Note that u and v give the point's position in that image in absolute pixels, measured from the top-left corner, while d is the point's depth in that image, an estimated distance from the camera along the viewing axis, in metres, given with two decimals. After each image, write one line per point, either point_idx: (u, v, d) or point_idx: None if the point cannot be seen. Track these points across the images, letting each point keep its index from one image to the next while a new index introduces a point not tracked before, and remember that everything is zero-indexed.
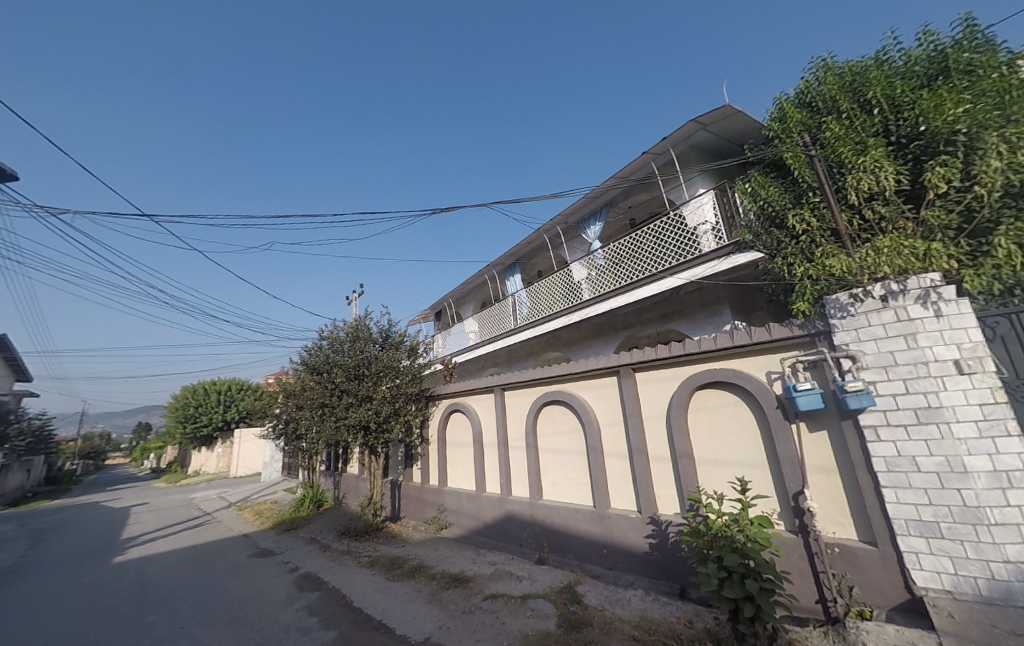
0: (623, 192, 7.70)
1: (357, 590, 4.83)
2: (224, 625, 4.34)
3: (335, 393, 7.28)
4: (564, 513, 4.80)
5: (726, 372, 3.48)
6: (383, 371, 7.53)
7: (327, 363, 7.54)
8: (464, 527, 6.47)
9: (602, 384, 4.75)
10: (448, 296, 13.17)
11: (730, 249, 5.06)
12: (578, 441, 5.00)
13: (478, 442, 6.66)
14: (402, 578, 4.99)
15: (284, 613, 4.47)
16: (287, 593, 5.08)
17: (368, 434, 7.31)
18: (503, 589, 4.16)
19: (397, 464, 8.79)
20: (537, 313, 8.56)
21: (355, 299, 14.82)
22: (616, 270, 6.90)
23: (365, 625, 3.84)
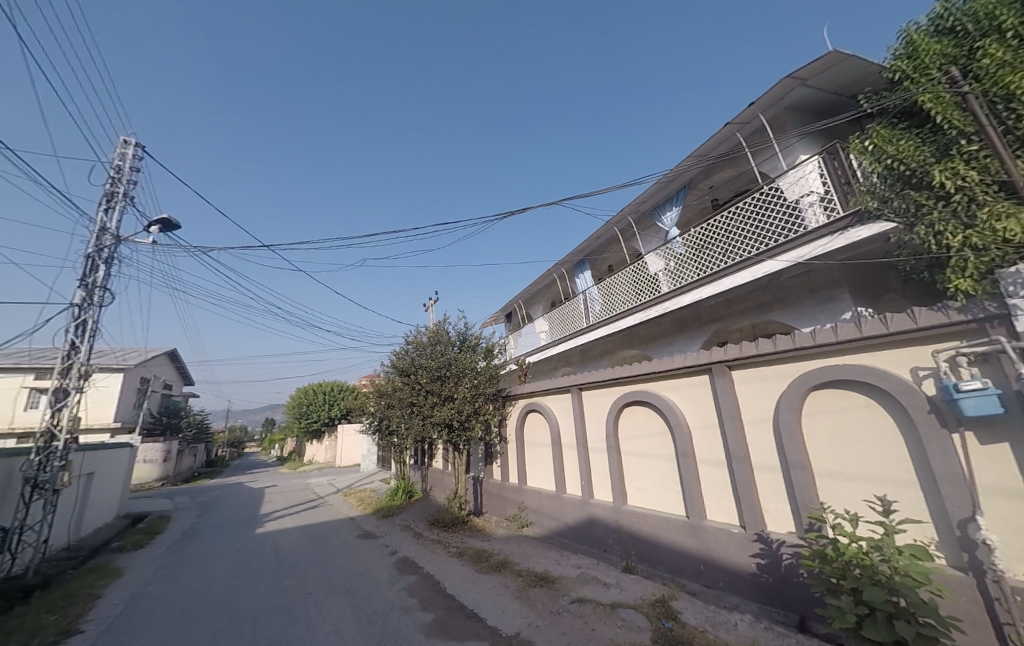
0: (703, 171, 7.02)
1: (450, 578, 5.05)
2: (340, 595, 4.84)
3: (421, 393, 7.74)
4: (654, 522, 4.48)
5: (853, 369, 2.94)
6: (462, 372, 7.81)
7: (412, 365, 8.07)
8: (545, 528, 6.42)
9: (691, 383, 4.35)
10: (518, 296, 13.23)
11: (847, 222, 4.31)
12: (666, 445, 4.65)
13: (557, 442, 6.56)
14: (490, 571, 5.11)
15: (387, 591, 4.85)
16: (389, 573, 5.51)
17: (451, 432, 7.64)
18: (590, 594, 4.01)
19: (478, 461, 9.06)
20: (611, 309, 8.18)
21: (432, 305, 15.77)
22: (699, 258, 6.31)
23: (458, 612, 3.99)
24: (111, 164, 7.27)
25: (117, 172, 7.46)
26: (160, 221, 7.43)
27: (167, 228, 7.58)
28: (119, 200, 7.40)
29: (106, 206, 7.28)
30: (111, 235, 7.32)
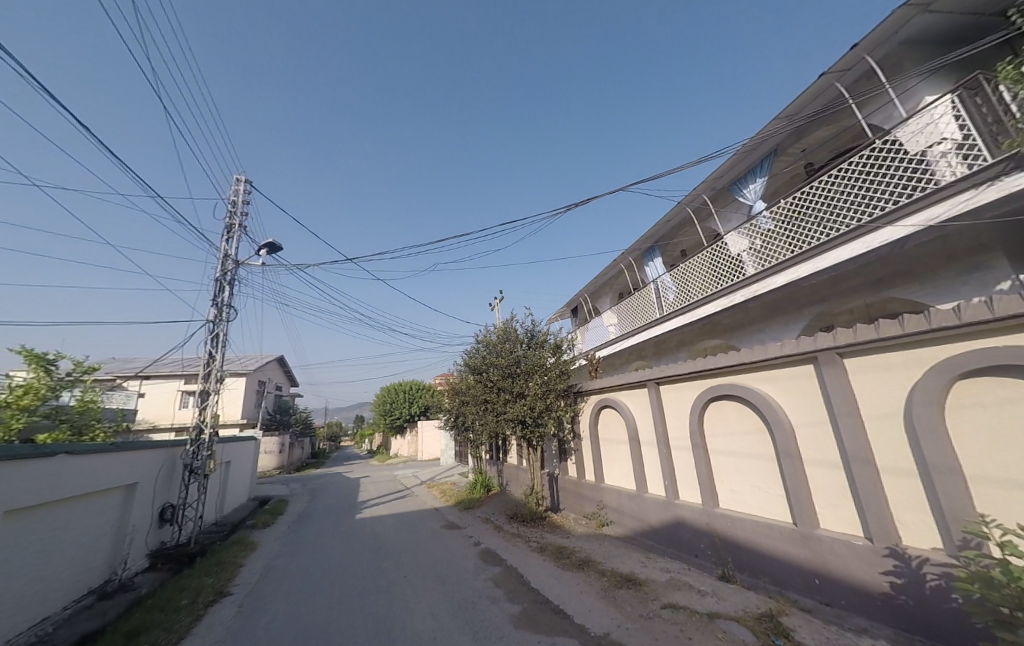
0: (792, 134, 6.20)
1: (533, 572, 5.12)
2: (432, 580, 5.18)
3: (493, 390, 7.97)
4: (754, 529, 4.08)
5: (1019, 352, 2.41)
6: (532, 369, 7.87)
7: (484, 363, 8.33)
8: (627, 528, 6.19)
9: (792, 374, 3.87)
10: (583, 290, 12.93)
11: (998, 172, 3.52)
12: (762, 444, 4.21)
13: (635, 439, 6.29)
14: (573, 568, 5.07)
15: (474, 580, 5.07)
16: (475, 563, 5.76)
17: (525, 428, 7.73)
18: (683, 601, 3.78)
19: (553, 457, 9.06)
20: (687, 297, 7.61)
21: (498, 304, 16.11)
22: (793, 233, 5.58)
23: (545, 607, 4.02)
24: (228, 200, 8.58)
25: (233, 206, 8.79)
26: (266, 245, 8.61)
27: (272, 250, 8.75)
28: (236, 230, 8.71)
29: (226, 236, 8.63)
30: (232, 260, 8.65)
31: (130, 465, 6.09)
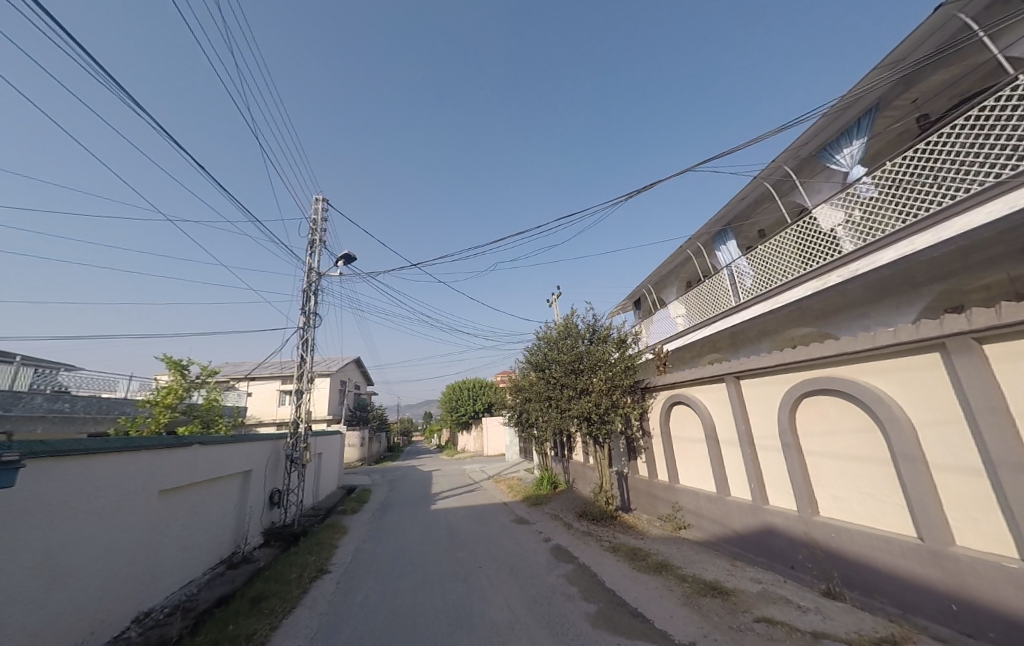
0: (899, 83, 5.32)
1: (607, 571, 5.02)
2: (506, 573, 5.31)
3: (557, 387, 7.93)
4: (865, 541, 3.59)
5: None
6: (595, 365, 7.67)
7: (546, 360, 8.32)
8: (707, 533, 5.78)
9: (909, 364, 3.35)
10: (646, 281, 12.33)
11: None
12: (873, 445, 3.69)
13: (713, 438, 5.87)
14: (649, 571, 4.86)
15: (547, 576, 5.09)
16: (547, 559, 5.79)
17: (591, 425, 7.58)
18: (780, 616, 3.44)
19: (621, 455, 8.78)
20: (767, 282, 6.89)
21: (555, 300, 16.01)
22: (903, 200, 4.80)
23: (622, 609, 3.92)
24: (310, 219, 9.54)
25: (314, 224, 9.76)
26: (343, 256, 9.43)
27: (347, 261, 9.56)
28: (317, 245, 9.65)
29: (310, 251, 9.60)
30: (315, 272, 9.61)
31: (245, 455, 7.07)
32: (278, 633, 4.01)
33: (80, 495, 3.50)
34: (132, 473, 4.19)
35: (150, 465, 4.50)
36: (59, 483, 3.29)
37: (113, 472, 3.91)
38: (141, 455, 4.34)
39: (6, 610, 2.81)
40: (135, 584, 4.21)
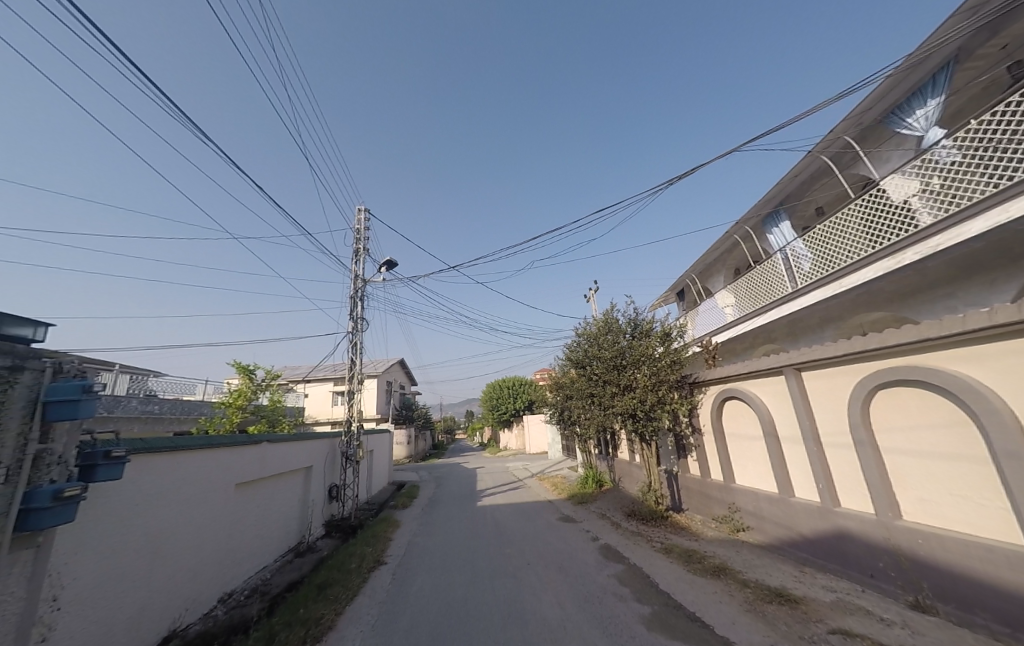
0: (982, 30, 4.68)
1: (660, 573, 4.86)
2: (555, 571, 5.30)
3: (599, 383, 7.80)
4: (961, 550, 3.21)
5: None
6: (639, 361, 7.43)
7: (586, 356, 8.20)
8: (770, 536, 5.43)
9: (1010, 350, 2.97)
10: (689, 271, 11.77)
11: None
12: (966, 442, 3.32)
13: (772, 435, 5.50)
14: (706, 574, 4.65)
15: (598, 575, 5.02)
16: (596, 559, 5.70)
17: (636, 422, 7.38)
18: (859, 628, 3.16)
19: (670, 453, 8.46)
20: (829, 266, 6.34)
21: (593, 296, 15.82)
22: (994, 165, 4.24)
23: (679, 612, 3.78)
24: (354, 228, 10.04)
25: (357, 233, 10.26)
26: (385, 262, 9.84)
27: (389, 267, 9.95)
28: (362, 253, 10.13)
29: (355, 259, 10.10)
30: (361, 279, 10.10)
31: (307, 452, 7.59)
32: (343, 619, 4.26)
33: (174, 487, 3.94)
34: (213, 468, 4.64)
35: (228, 460, 4.96)
36: (157, 476, 3.72)
37: (199, 467, 4.36)
38: (220, 452, 4.80)
39: (120, 586, 3.23)
40: (220, 568, 4.68)
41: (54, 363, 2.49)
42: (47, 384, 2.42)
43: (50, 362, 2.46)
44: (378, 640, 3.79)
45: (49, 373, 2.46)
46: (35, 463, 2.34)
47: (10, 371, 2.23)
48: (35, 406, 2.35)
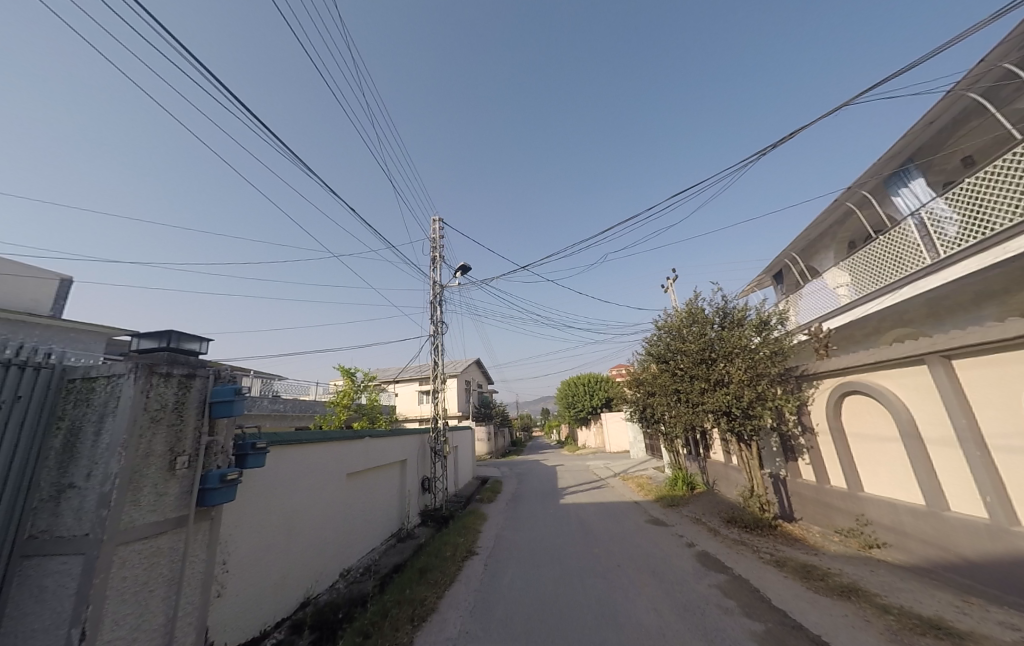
0: None
1: (772, 587, 4.37)
2: (648, 575, 5.06)
3: (685, 379, 7.30)
4: None
5: None
6: (731, 353, 6.76)
7: (669, 351, 7.72)
8: (915, 557, 4.55)
9: None
10: (787, 251, 10.39)
11: None
12: None
13: (913, 436, 4.63)
14: (833, 594, 4.06)
15: (697, 584, 4.68)
16: (693, 566, 5.33)
17: (732, 420, 6.74)
18: None
19: (775, 455, 7.57)
20: (985, 227, 5.13)
21: (672, 285, 14.86)
22: None
23: (799, 634, 3.36)
24: (429, 238, 10.70)
25: (433, 242, 10.91)
26: (460, 268, 10.32)
27: (463, 272, 10.41)
28: (438, 260, 10.75)
29: (433, 267, 10.75)
30: (438, 285, 10.73)
31: (401, 446, 8.28)
32: (443, 603, 4.57)
33: (301, 474, 4.58)
34: (329, 459, 5.30)
35: (340, 453, 5.61)
36: (289, 464, 4.36)
37: (319, 457, 5.02)
38: (333, 445, 5.46)
39: (267, 557, 3.85)
40: (339, 546, 5.34)
41: (214, 371, 3.06)
42: (211, 388, 2.98)
43: (211, 370, 3.03)
44: (476, 626, 3.99)
45: (211, 379, 3.01)
46: (207, 451, 2.91)
47: (186, 378, 2.78)
48: (205, 405, 2.91)
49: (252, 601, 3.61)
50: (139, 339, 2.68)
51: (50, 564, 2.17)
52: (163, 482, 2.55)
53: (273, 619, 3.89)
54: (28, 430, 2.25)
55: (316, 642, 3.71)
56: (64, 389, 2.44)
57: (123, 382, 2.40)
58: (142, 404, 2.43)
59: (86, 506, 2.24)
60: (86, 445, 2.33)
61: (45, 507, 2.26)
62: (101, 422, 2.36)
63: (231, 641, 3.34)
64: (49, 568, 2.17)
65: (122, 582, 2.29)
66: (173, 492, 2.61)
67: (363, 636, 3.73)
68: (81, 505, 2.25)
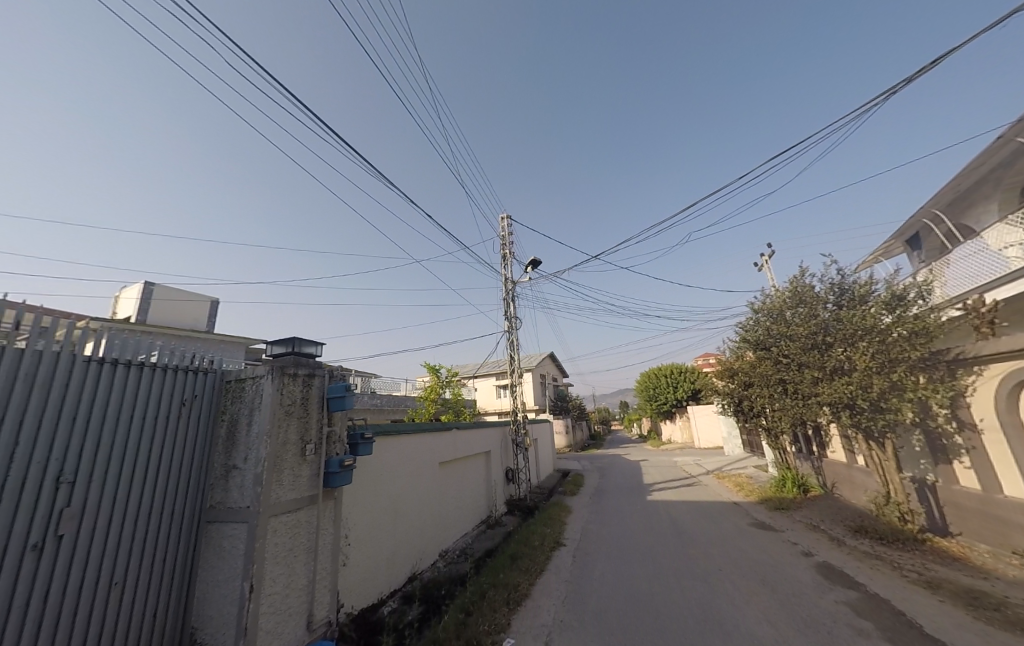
0: None
1: (924, 613, 3.66)
2: (757, 583, 4.60)
3: (793, 368, 6.50)
4: None
5: None
6: (852, 337, 5.76)
7: (771, 336, 6.93)
8: None
9: None
10: (923, 210, 8.56)
11: None
12: None
13: None
14: (1016, 630, 3.27)
15: (819, 598, 4.12)
16: (813, 578, 4.71)
17: (856, 414, 5.78)
18: None
19: (918, 456, 6.32)
20: None
21: (767, 263, 13.25)
22: None
23: None
24: (500, 235, 10.92)
25: (504, 239, 11.10)
26: (532, 262, 10.35)
27: (535, 266, 10.42)
28: (509, 256, 10.92)
29: (504, 264, 10.97)
30: (512, 281, 10.90)
31: (485, 438, 8.63)
32: (536, 590, 4.68)
33: (401, 462, 5.01)
34: (423, 449, 5.72)
35: (432, 443, 6.04)
36: (391, 453, 4.81)
37: (415, 447, 5.45)
38: (426, 436, 5.88)
39: (379, 534, 4.29)
40: (437, 530, 5.76)
41: (328, 370, 3.49)
42: (327, 385, 3.40)
43: (326, 370, 3.46)
44: (570, 616, 4.01)
45: (327, 377, 3.44)
46: (328, 440, 3.33)
47: (308, 377, 3.20)
48: (324, 400, 3.34)
49: (369, 573, 4.06)
50: (273, 345, 3.17)
51: (225, 528, 2.69)
52: (298, 465, 2.98)
53: (388, 589, 4.35)
54: (203, 421, 2.79)
55: (424, 614, 4.06)
56: (224, 389, 2.97)
57: (263, 381, 2.85)
58: (278, 400, 2.85)
59: (246, 483, 2.72)
60: (242, 434, 2.82)
61: (218, 483, 2.79)
62: (251, 415, 2.83)
63: (356, 605, 3.80)
64: (225, 532, 2.68)
65: (276, 547, 2.74)
66: (306, 474, 3.04)
67: (465, 613, 3.97)
68: (242, 482, 2.73)
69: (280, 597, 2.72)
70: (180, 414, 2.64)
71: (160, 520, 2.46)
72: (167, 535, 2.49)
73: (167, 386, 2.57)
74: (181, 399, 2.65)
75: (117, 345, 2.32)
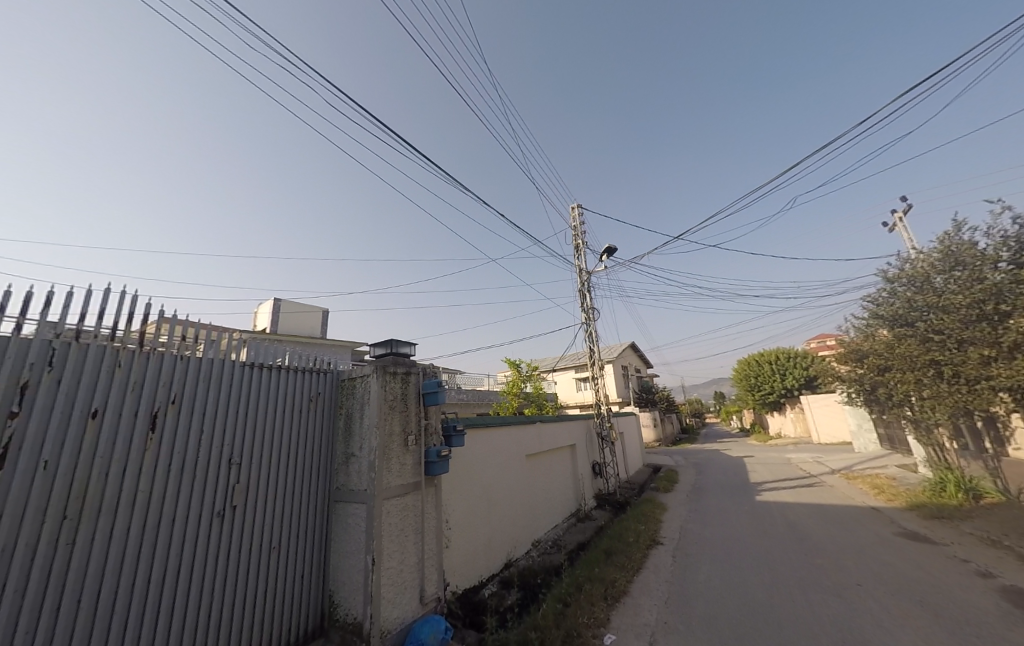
0: None
1: None
2: (912, 604, 3.85)
3: (952, 346, 5.31)
4: None
5: None
6: None
7: (917, 310, 5.82)
8: None
9: None
10: None
11: None
12: None
13: None
14: None
15: (1007, 630, 3.31)
16: (995, 603, 3.80)
17: None
18: None
19: None
20: None
21: (900, 222, 10.96)
22: None
23: None
24: (573, 225, 10.71)
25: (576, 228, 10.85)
26: (608, 249, 9.94)
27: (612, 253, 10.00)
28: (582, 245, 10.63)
29: (578, 254, 10.72)
30: (587, 271, 10.61)
31: (569, 431, 8.58)
32: (635, 587, 4.53)
33: (491, 455, 5.21)
34: (510, 441, 5.89)
35: (518, 436, 6.18)
36: (481, 445, 5.03)
37: (503, 440, 5.62)
38: (512, 429, 6.03)
39: (475, 521, 4.53)
40: (528, 520, 5.89)
41: (422, 368, 3.76)
42: (423, 382, 3.68)
43: (420, 368, 3.73)
44: (675, 618, 3.80)
45: (421, 375, 3.71)
46: (427, 432, 3.60)
47: (406, 375, 3.49)
48: (419, 396, 3.61)
49: (470, 555, 4.32)
50: (375, 347, 3.53)
51: (349, 508, 3.06)
52: (402, 454, 3.27)
53: (487, 572, 4.59)
54: (326, 415, 3.22)
55: (522, 600, 4.21)
56: (340, 386, 3.39)
57: (370, 379, 3.18)
58: (383, 395, 3.16)
59: (363, 468, 3.06)
60: (356, 425, 3.18)
61: (341, 468, 3.19)
62: (363, 409, 3.18)
63: (460, 584, 4.07)
64: (350, 510, 3.06)
65: (390, 525, 3.04)
66: (410, 462, 3.33)
67: (562, 603, 3.99)
68: (359, 468, 3.09)
69: (396, 571, 3.01)
70: (309, 408, 3.07)
71: (301, 497, 2.91)
72: (307, 510, 2.94)
73: (298, 385, 3.01)
74: (309, 396, 3.08)
75: (259, 352, 2.78)
